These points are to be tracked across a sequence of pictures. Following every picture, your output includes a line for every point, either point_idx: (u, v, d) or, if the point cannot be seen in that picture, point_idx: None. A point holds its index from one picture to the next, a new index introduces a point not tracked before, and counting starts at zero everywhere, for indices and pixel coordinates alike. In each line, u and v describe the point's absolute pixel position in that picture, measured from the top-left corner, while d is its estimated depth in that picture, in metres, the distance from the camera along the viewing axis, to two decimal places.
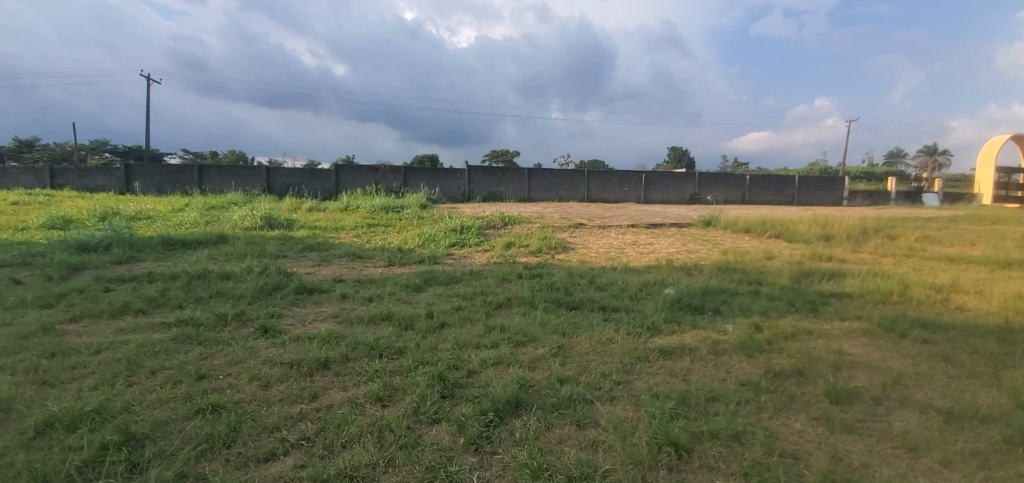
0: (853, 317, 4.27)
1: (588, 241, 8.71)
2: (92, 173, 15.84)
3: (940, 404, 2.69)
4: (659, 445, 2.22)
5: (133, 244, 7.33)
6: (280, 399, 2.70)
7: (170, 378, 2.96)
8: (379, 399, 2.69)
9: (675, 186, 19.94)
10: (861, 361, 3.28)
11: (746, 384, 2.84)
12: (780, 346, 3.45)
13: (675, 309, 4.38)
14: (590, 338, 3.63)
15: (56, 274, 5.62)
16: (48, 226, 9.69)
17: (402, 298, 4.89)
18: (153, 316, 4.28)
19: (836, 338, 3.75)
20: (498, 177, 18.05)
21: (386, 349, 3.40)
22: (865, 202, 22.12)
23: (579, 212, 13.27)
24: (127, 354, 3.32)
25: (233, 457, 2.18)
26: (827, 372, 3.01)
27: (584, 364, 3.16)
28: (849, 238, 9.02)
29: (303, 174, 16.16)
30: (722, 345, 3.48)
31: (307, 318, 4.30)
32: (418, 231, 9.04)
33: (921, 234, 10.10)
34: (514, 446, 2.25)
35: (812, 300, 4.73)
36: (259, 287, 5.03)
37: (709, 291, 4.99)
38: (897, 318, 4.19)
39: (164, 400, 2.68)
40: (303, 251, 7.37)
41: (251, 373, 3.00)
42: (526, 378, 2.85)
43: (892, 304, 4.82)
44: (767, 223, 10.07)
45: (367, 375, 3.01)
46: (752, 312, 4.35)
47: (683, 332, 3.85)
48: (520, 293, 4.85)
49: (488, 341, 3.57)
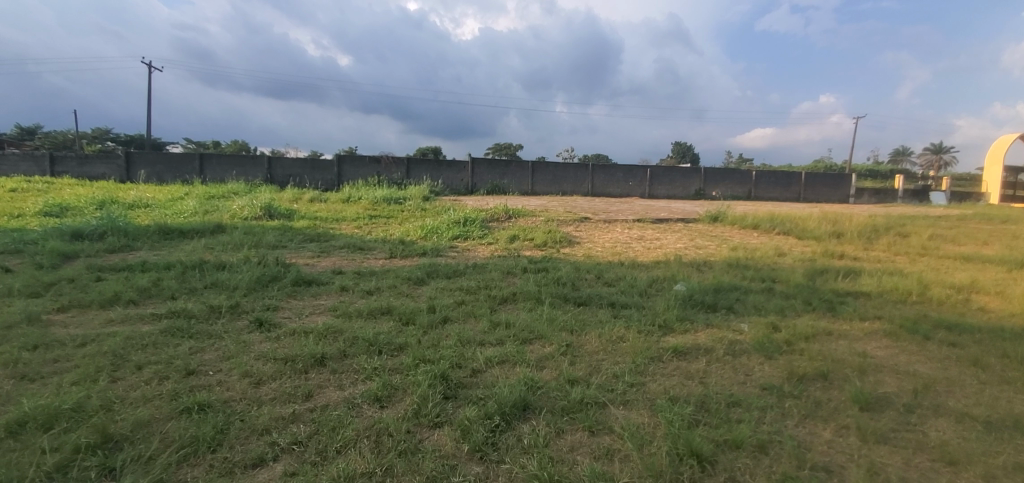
0: (873, 317, 4.09)
1: (595, 235, 8.52)
2: (92, 160, 15.64)
3: (976, 413, 2.50)
4: (680, 455, 2.04)
5: (128, 233, 7.18)
6: (272, 398, 2.53)
7: (156, 373, 2.81)
8: (377, 399, 2.52)
9: (680, 180, 19.72)
10: (887, 364, 3.09)
11: (768, 388, 2.65)
12: (800, 347, 3.27)
13: (687, 306, 4.20)
14: (600, 336, 3.46)
15: (47, 262, 5.48)
16: (45, 213, 9.56)
17: (404, 291, 4.72)
18: (145, 308, 4.14)
19: (857, 339, 3.56)
20: (502, 170, 17.85)
21: (386, 345, 3.24)
22: (871, 199, 21.84)
23: (583, 207, 13.08)
24: (113, 348, 3.18)
25: (218, 462, 2.02)
26: (854, 375, 2.82)
27: (594, 364, 2.99)
28: (860, 236, 8.81)
29: (306, 165, 16.00)
30: (739, 345, 3.30)
31: (304, 311, 4.14)
32: (420, 223, 8.87)
33: (933, 232, 9.88)
34: (522, 455, 2.08)
35: (829, 300, 4.52)
36: (254, 278, 4.86)
37: (721, 288, 4.81)
38: (919, 319, 4.02)
39: (149, 398, 2.52)
40: (303, 241, 7.22)
41: (242, 369, 2.85)
42: (534, 379, 2.69)
43: (911, 304, 4.64)
44: (776, 219, 9.87)
45: (365, 373, 2.84)
46: (768, 311, 4.16)
47: (698, 331, 3.67)
48: (525, 288, 4.68)
49: (493, 338, 3.41)
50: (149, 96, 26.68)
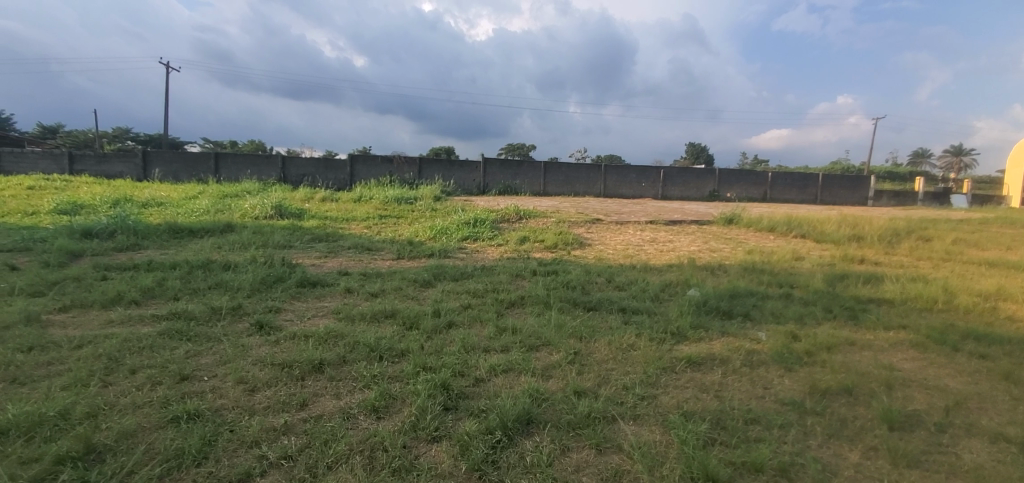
0: (897, 326, 3.89)
1: (606, 237, 8.35)
2: (110, 159, 15.81)
3: (1014, 433, 2.32)
4: (693, 480, 1.91)
5: (138, 232, 7.16)
6: (265, 408, 2.43)
7: (149, 378, 2.74)
8: (374, 410, 2.41)
9: (694, 182, 19.44)
10: (914, 377, 2.91)
11: (788, 403, 2.49)
12: (821, 359, 3.09)
13: (701, 313, 4.04)
14: (610, 344, 3.32)
15: (54, 261, 5.46)
16: (58, 211, 9.63)
17: (409, 294, 4.61)
18: (146, 309, 4.08)
19: (881, 350, 3.37)
20: (514, 170, 17.72)
21: (387, 351, 3.13)
22: (891, 202, 21.35)
23: (595, 208, 12.90)
24: (108, 351, 3.11)
25: (203, 478, 1.92)
26: (880, 390, 2.65)
27: (603, 374, 2.84)
28: (881, 239, 8.54)
29: (319, 164, 16.01)
30: (757, 356, 3.13)
31: (306, 313, 4.04)
32: (430, 223, 8.77)
33: (957, 236, 9.56)
34: (523, 475, 1.96)
35: (851, 307, 4.33)
36: (259, 279, 4.78)
37: (737, 294, 4.63)
38: (947, 329, 3.81)
39: (138, 405, 2.45)
40: (310, 241, 7.15)
41: (236, 374, 2.76)
42: (539, 389, 2.55)
43: (937, 312, 4.42)
44: (793, 222, 9.62)
45: (363, 381, 2.73)
46: (786, 318, 3.98)
47: (712, 339, 3.50)
48: (534, 291, 4.54)
49: (498, 344, 3.28)
50: (166, 95, 26.93)
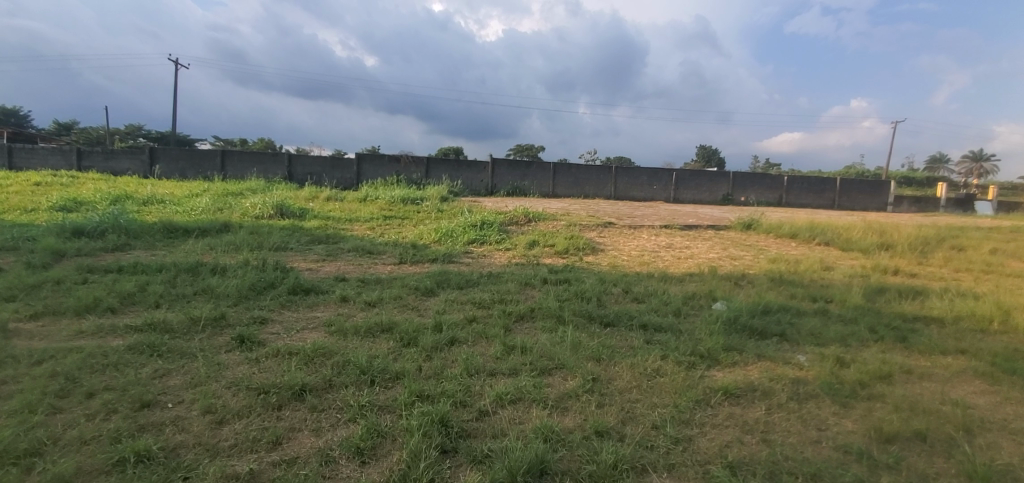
0: (955, 350, 3.45)
1: (620, 242, 7.93)
2: (118, 155, 15.61)
3: None
4: None
5: (131, 231, 6.84)
6: (231, 447, 2.06)
7: (105, 404, 2.38)
8: (358, 451, 2.03)
9: (707, 185, 18.96)
10: (992, 418, 2.49)
11: (852, 452, 2.09)
12: (880, 392, 2.67)
13: (731, 332, 3.63)
14: (632, 369, 2.92)
15: (38, 262, 5.14)
16: (57, 208, 9.37)
17: (409, 303, 4.23)
18: (122, 317, 3.73)
19: (944, 381, 2.94)
20: (523, 171, 17.35)
21: (380, 373, 2.75)
22: (911, 208, 20.70)
23: (606, 211, 12.44)
24: (67, 369, 2.75)
25: None
26: (961, 437, 2.23)
27: (627, 408, 2.45)
28: (912, 249, 8.04)
29: (325, 163, 15.70)
30: (804, 386, 2.72)
31: (295, 325, 3.67)
32: (436, 225, 8.39)
33: (991, 245, 9.02)
34: None
35: (897, 327, 3.89)
36: (248, 285, 4.43)
37: (768, 309, 4.21)
38: (1013, 355, 3.36)
39: (86, 440, 2.09)
40: (310, 243, 6.80)
41: (204, 401, 2.39)
42: (553, 428, 2.16)
43: (994, 334, 3.97)
44: (816, 228, 9.14)
45: (349, 412, 2.35)
46: (828, 340, 3.55)
47: (747, 364, 3.10)
48: (544, 303, 4.15)
49: (506, 367, 2.89)
50: None
